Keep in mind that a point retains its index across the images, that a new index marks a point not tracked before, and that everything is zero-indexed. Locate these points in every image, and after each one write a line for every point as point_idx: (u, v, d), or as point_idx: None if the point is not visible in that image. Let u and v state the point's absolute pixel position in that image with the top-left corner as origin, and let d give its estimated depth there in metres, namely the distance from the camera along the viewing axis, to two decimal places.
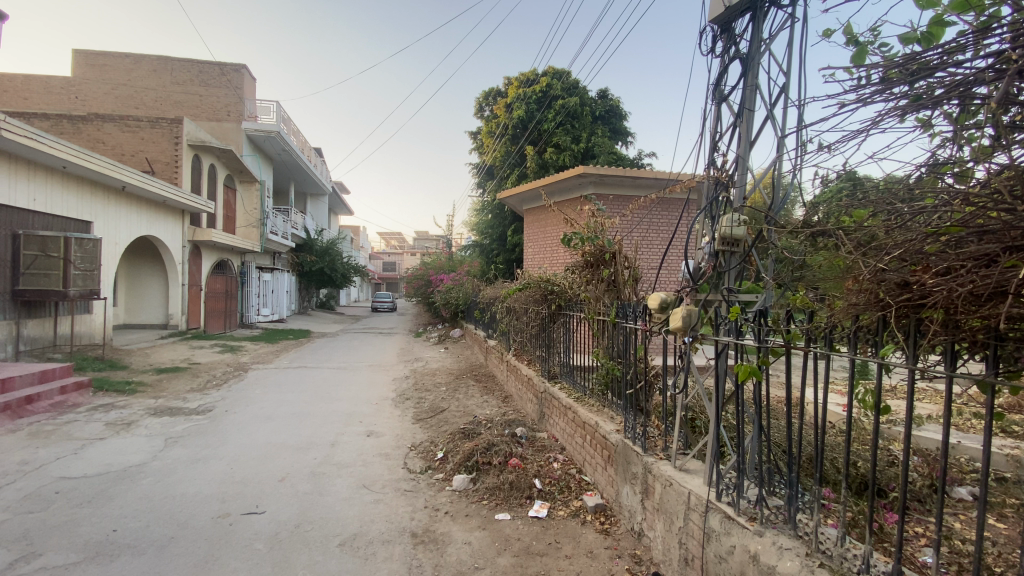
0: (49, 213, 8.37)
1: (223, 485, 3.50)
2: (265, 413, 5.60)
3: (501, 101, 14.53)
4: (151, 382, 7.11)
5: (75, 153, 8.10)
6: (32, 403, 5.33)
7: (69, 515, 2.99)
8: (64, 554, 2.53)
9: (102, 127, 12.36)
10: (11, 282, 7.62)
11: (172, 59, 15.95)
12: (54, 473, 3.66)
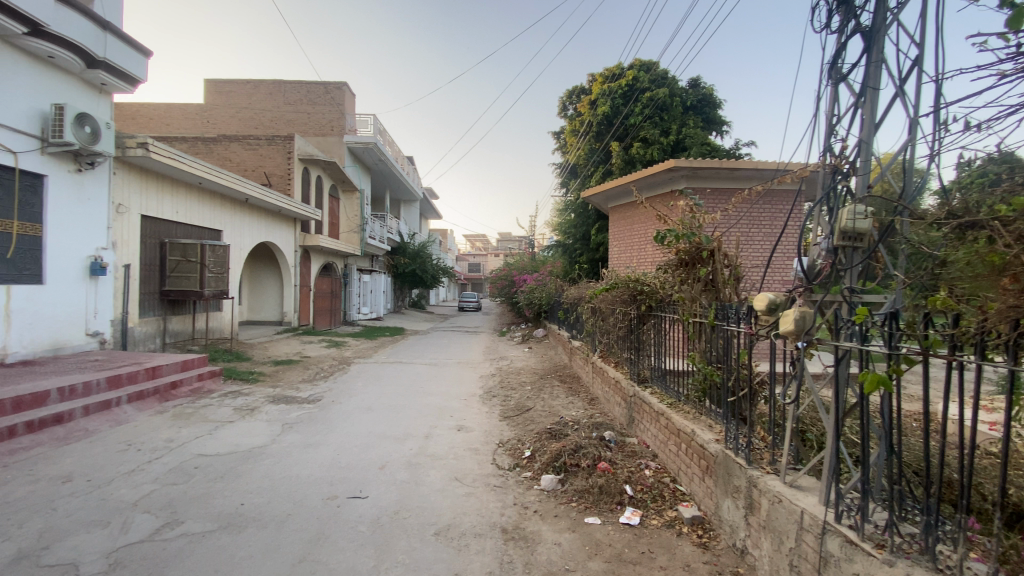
0: (189, 223, 9.67)
1: (331, 469, 3.81)
2: (365, 404, 6.02)
3: (585, 98, 14.37)
4: (269, 372, 7.94)
5: (208, 170, 9.28)
6: (176, 388, 6.18)
7: (205, 488, 3.42)
8: (201, 522, 2.90)
9: (229, 147, 14.02)
10: (159, 282, 8.95)
11: (284, 82, 17.65)
12: (193, 450, 4.21)
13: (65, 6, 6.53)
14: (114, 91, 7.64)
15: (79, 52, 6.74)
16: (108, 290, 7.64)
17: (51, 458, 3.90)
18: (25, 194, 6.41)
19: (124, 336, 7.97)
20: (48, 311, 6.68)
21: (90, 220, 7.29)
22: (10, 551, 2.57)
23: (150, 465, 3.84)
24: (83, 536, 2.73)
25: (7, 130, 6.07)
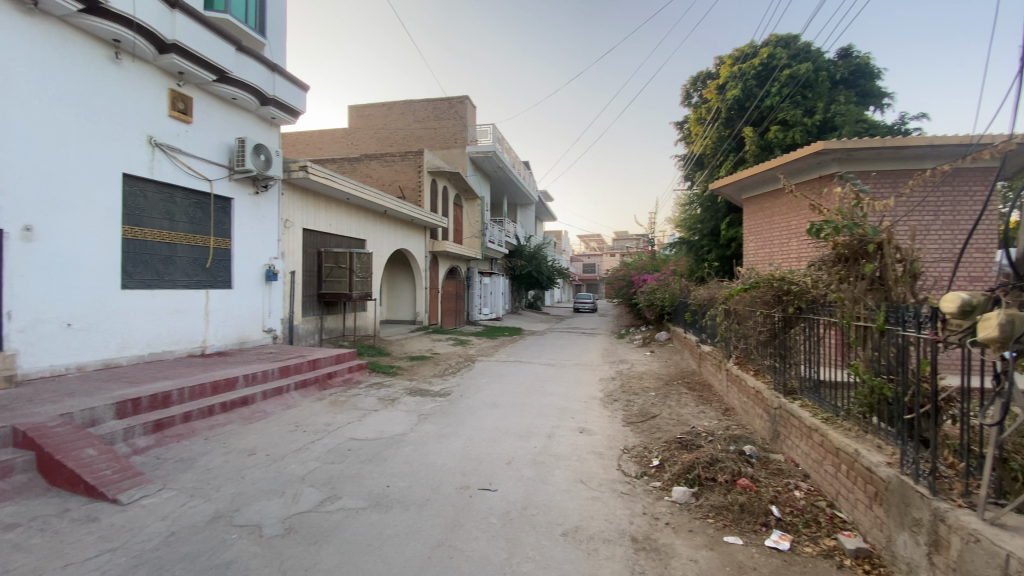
0: (339, 234, 10.99)
1: (462, 460, 4.04)
2: (491, 401, 6.28)
3: (712, 84, 13.43)
4: (406, 367, 8.67)
5: (355, 187, 10.42)
6: (331, 377, 7.04)
7: (356, 469, 3.84)
8: (354, 500, 3.27)
9: (369, 165, 15.62)
10: (317, 286, 10.27)
11: (414, 101, 19.14)
12: (346, 434, 4.76)
13: (243, 55, 7.77)
14: (280, 123, 8.95)
15: (254, 93, 8.00)
16: (278, 293, 9.00)
17: (240, 434, 4.69)
18: (219, 214, 7.80)
19: (290, 332, 9.30)
20: (235, 310, 8.06)
21: (264, 234, 8.63)
22: (214, 509, 3.14)
23: (313, 445, 4.42)
24: (265, 502, 3.24)
25: (205, 163, 7.44)
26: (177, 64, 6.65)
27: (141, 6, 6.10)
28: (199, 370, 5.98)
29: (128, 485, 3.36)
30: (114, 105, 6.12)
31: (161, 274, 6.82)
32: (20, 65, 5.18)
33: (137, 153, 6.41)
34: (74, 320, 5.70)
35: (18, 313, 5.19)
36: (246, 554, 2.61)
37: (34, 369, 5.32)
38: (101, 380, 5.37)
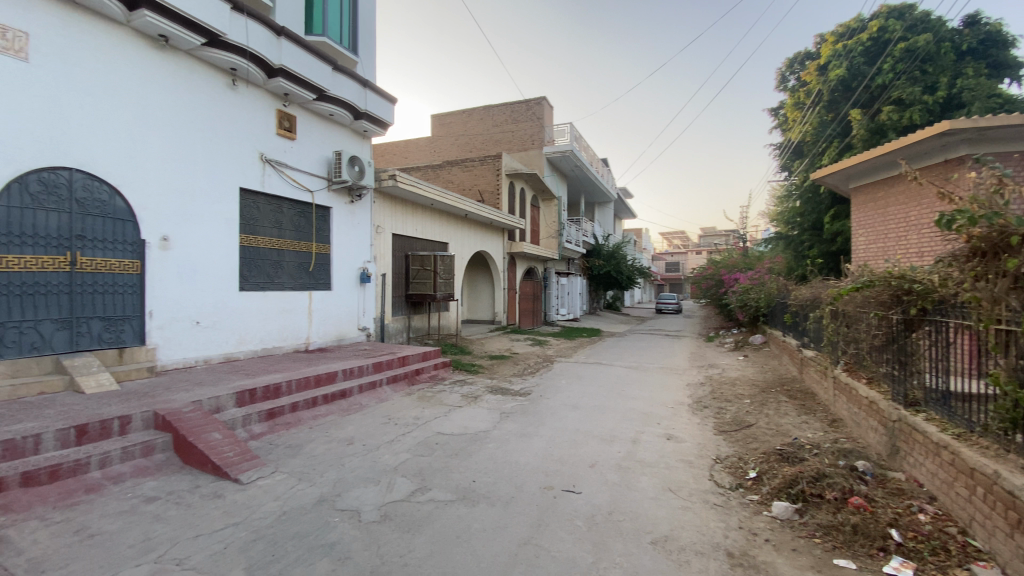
0: (425, 238, 11.51)
1: (545, 460, 4.07)
2: (572, 402, 6.25)
3: (811, 65, 12.34)
4: (488, 366, 8.87)
5: (439, 193, 10.84)
6: (419, 373, 7.37)
7: (444, 462, 4.00)
8: (443, 492, 3.41)
9: (450, 170, 16.17)
10: (405, 287, 10.82)
11: (492, 106, 19.50)
12: (434, 428, 4.98)
13: (339, 73, 8.36)
14: (372, 135, 9.54)
15: (349, 108, 8.60)
16: (371, 293, 9.60)
17: (339, 424, 5.07)
18: (320, 222, 8.49)
19: (381, 331, 9.88)
20: (334, 310, 8.72)
21: (358, 239, 9.26)
22: (319, 493, 3.42)
23: (404, 437, 4.67)
24: (363, 489, 3.47)
25: (308, 175, 8.14)
26: (283, 86, 7.33)
27: (253, 36, 6.80)
28: (304, 364, 6.54)
29: (247, 466, 3.76)
30: (232, 127, 6.88)
31: (271, 277, 7.55)
32: (159, 98, 5.97)
33: (251, 170, 7.16)
34: (202, 318, 6.48)
35: (160, 312, 6.01)
36: (348, 536, 2.82)
37: (171, 360, 6.13)
38: (224, 372, 6.06)
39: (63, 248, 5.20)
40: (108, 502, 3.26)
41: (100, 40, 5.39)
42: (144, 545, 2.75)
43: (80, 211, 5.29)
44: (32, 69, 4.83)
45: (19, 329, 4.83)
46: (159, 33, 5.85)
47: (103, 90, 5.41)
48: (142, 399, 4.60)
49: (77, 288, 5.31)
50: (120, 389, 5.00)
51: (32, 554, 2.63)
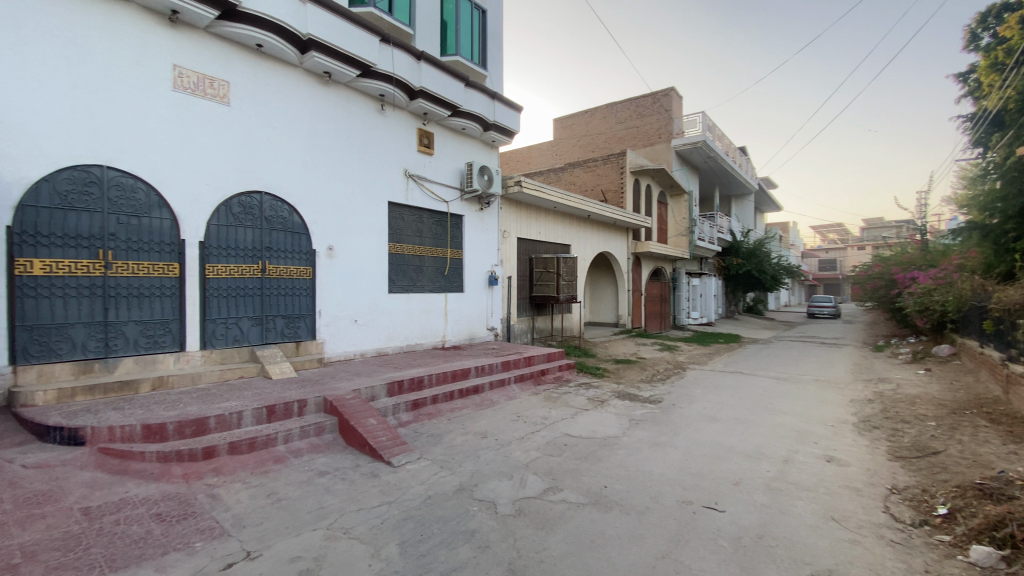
0: (549, 240, 11.71)
1: (682, 473, 3.87)
2: (709, 413, 5.84)
3: (1013, 16, 10.08)
4: (614, 370, 8.70)
5: (562, 196, 10.93)
6: (545, 374, 7.50)
7: (575, 464, 4.02)
8: (575, 494, 3.43)
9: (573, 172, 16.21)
10: (530, 288, 11.10)
11: (616, 102, 19.05)
12: (563, 429, 5.03)
13: (471, 88, 8.83)
14: (499, 144, 9.95)
15: (479, 120, 9.07)
16: (498, 295, 10.03)
17: (474, 418, 5.37)
18: (454, 229, 9.09)
19: (508, 331, 10.27)
20: (466, 310, 9.27)
21: (487, 243, 9.73)
22: (458, 482, 3.67)
23: (534, 436, 4.79)
24: (498, 482, 3.64)
25: (444, 186, 8.78)
26: (422, 106, 7.99)
27: (398, 63, 7.45)
28: (441, 361, 7.06)
29: (397, 451, 4.18)
30: (380, 147, 7.69)
31: (413, 280, 8.26)
32: (323, 126, 6.91)
33: (396, 184, 7.93)
34: (358, 317, 7.35)
35: (327, 311, 6.95)
36: (486, 526, 2.98)
37: (335, 353, 7.05)
38: (375, 365, 6.80)
39: (256, 258, 6.23)
40: (291, 472, 3.86)
41: (280, 82, 6.41)
42: (319, 513, 3.20)
43: (268, 227, 6.32)
44: (233, 112, 5.93)
45: (226, 324, 5.93)
46: (324, 70, 6.74)
47: (282, 125, 6.42)
48: (313, 386, 5.35)
49: (267, 291, 6.33)
50: (297, 376, 5.89)
51: (239, 510, 3.22)
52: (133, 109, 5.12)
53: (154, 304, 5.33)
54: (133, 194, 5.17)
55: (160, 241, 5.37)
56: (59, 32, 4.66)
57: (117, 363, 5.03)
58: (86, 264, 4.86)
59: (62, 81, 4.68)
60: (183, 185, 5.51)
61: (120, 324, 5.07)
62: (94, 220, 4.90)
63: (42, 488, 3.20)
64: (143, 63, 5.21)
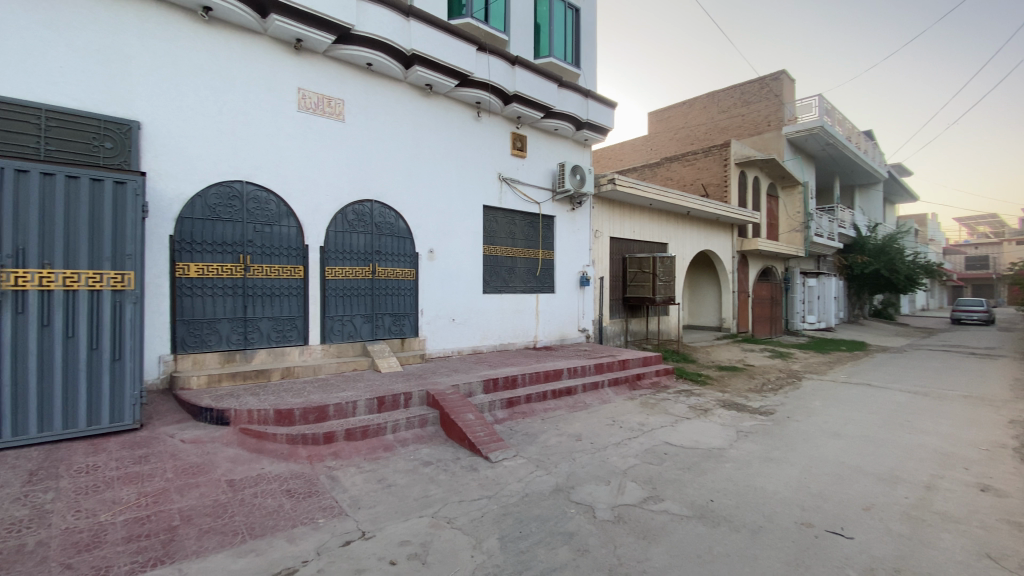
0: (644, 240, 11.33)
1: (800, 492, 3.55)
2: (830, 429, 5.29)
3: None
4: (717, 377, 8.20)
5: (659, 193, 10.48)
6: (641, 379, 7.24)
7: (677, 475, 3.86)
8: (678, 505, 3.30)
9: (670, 167, 15.54)
10: (624, 290, 10.81)
11: (717, 91, 17.90)
12: (662, 437, 4.85)
13: (564, 88, 8.80)
14: (592, 142, 9.83)
15: (572, 120, 9.03)
16: (591, 296, 9.92)
17: (568, 420, 5.37)
18: (546, 230, 9.16)
19: (601, 333, 10.12)
20: (559, 311, 9.29)
21: (579, 244, 9.67)
22: (555, 482, 3.69)
23: (631, 442, 4.68)
24: (595, 486, 3.61)
25: (536, 188, 8.87)
26: (517, 110, 8.14)
27: (494, 70, 7.65)
28: (534, 361, 7.15)
29: (494, 447, 4.30)
30: (477, 152, 7.97)
31: (506, 281, 8.46)
32: (424, 136, 7.31)
33: (491, 187, 8.17)
34: (456, 316, 7.67)
35: (428, 310, 7.34)
36: (585, 529, 2.97)
37: (435, 350, 7.42)
38: (472, 362, 7.06)
39: (367, 261, 6.73)
40: (398, 461, 4.13)
41: (387, 97, 6.89)
42: (424, 501, 3.39)
43: (377, 232, 6.82)
44: (346, 128, 6.49)
45: (342, 321, 6.49)
46: (425, 83, 7.12)
47: (388, 136, 6.90)
48: (416, 380, 5.68)
49: (377, 291, 6.82)
50: (402, 371, 6.29)
51: (355, 492, 3.52)
52: (266, 131, 5.81)
53: (283, 302, 5.99)
54: (266, 206, 5.85)
55: (288, 247, 6.02)
56: (209, 67, 5.42)
57: (254, 353, 5.72)
58: (230, 267, 5.59)
59: (211, 109, 5.43)
60: (305, 196, 6.14)
61: (256, 319, 5.77)
62: (236, 229, 5.62)
63: (198, 460, 3.74)
64: (273, 89, 5.88)
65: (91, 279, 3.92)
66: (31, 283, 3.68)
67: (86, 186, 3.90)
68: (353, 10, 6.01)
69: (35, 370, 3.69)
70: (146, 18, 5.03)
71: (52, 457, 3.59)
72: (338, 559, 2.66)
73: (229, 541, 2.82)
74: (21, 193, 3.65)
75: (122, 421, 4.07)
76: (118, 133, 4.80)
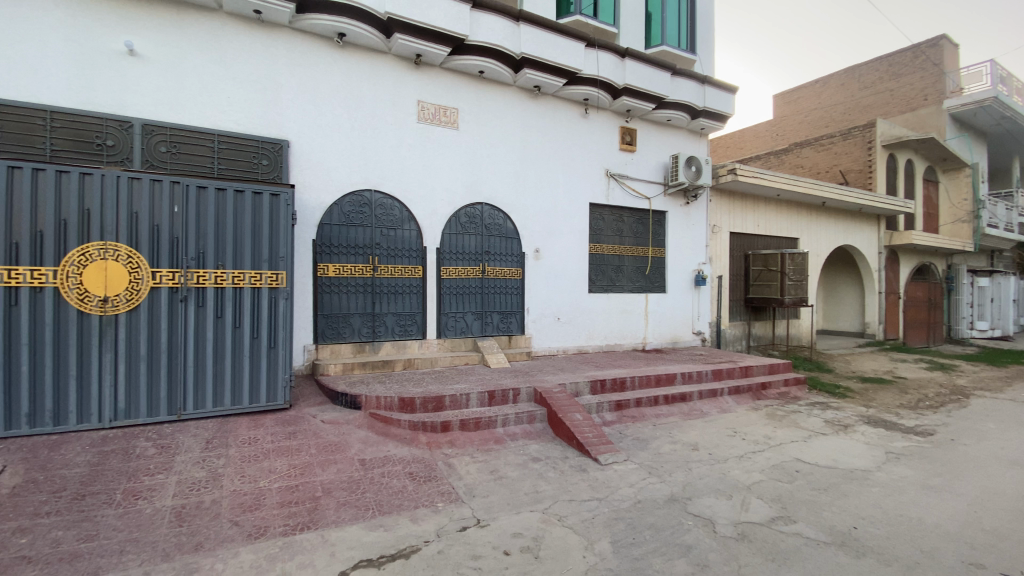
0: (769, 235, 10.38)
1: (970, 528, 3.02)
2: (1012, 457, 4.41)
3: None
4: (858, 389, 7.25)
5: (787, 181, 9.51)
6: (766, 389, 6.62)
7: (810, 496, 3.50)
8: (814, 530, 2.99)
9: (800, 154, 13.99)
10: (745, 291, 9.99)
11: (859, 65, 15.79)
12: (791, 453, 4.42)
13: (679, 76, 8.36)
14: (709, 131, 9.22)
15: (687, 109, 8.55)
16: (707, 297, 9.33)
17: (683, 427, 5.11)
18: (657, 227, 8.82)
19: (719, 337, 9.47)
20: (671, 312, 8.88)
21: (694, 241, 9.15)
22: (670, 491, 3.54)
23: (755, 456, 4.32)
24: (714, 499, 3.40)
25: (647, 183, 8.57)
26: (626, 103, 7.92)
27: (603, 64, 7.51)
28: (644, 363, 6.91)
29: (603, 449, 4.23)
30: (585, 150, 7.91)
31: (614, 280, 8.28)
32: (533, 137, 7.44)
33: (599, 184, 8.05)
34: (562, 315, 7.69)
35: (534, 308, 7.45)
36: (705, 544, 2.81)
37: (541, 348, 7.51)
38: (579, 362, 7.03)
39: (478, 261, 7.01)
40: (509, 454, 4.25)
41: (497, 102, 7.12)
42: (535, 496, 3.46)
43: (487, 233, 7.07)
44: (460, 134, 6.82)
45: (455, 318, 6.84)
46: (535, 84, 7.23)
47: (498, 140, 7.13)
48: (524, 377, 5.80)
49: (487, 289, 7.07)
50: (511, 367, 6.46)
51: (470, 480, 3.69)
52: (390, 141, 6.32)
53: (404, 299, 6.47)
54: (391, 211, 6.37)
55: (409, 249, 6.49)
56: (343, 88, 6.03)
57: (380, 345, 6.26)
58: (360, 267, 6.17)
59: (345, 126, 6.04)
60: (423, 200, 6.56)
61: (382, 315, 6.31)
62: (366, 233, 6.18)
63: (335, 439, 4.19)
64: (397, 103, 6.38)
65: (253, 278, 4.58)
66: (210, 282, 4.39)
67: (249, 199, 4.56)
68: (468, 21, 6.26)
69: (212, 353, 4.40)
70: (293, 49, 5.74)
71: (223, 428, 4.25)
72: (456, 543, 2.81)
73: (361, 515, 3.12)
74: (202, 205, 4.37)
75: (275, 401, 4.69)
76: (273, 152, 5.56)
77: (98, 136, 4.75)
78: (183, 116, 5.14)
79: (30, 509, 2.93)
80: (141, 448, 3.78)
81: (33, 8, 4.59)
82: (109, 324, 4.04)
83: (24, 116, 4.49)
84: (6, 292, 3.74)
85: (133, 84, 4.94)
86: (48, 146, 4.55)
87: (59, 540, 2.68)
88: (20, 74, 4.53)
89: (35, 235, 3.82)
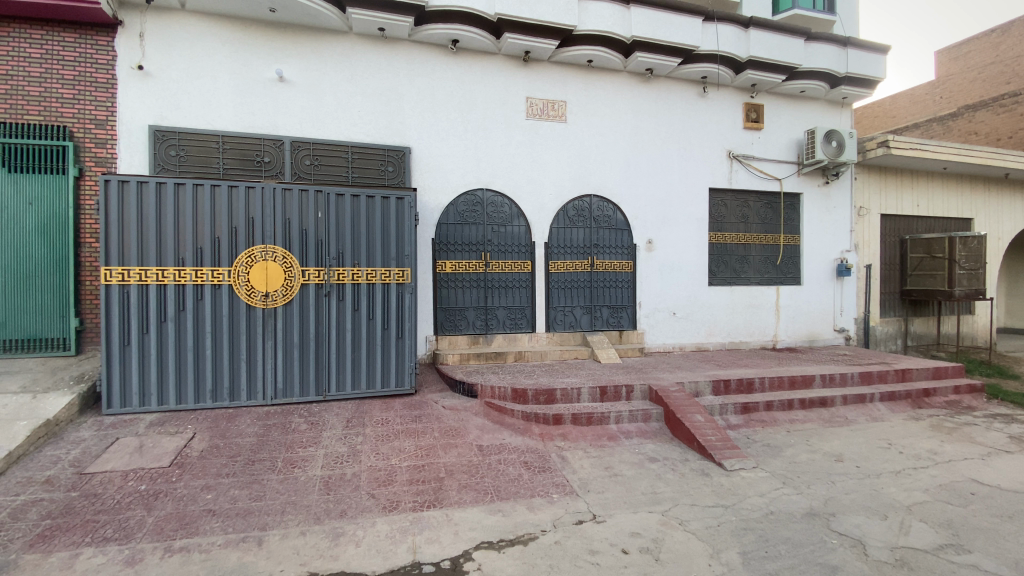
0: (932, 216, 8.86)
1: None
2: None
3: None
4: None
5: (957, 151, 7.98)
6: (930, 396, 5.67)
7: (991, 523, 2.95)
8: (994, 564, 2.53)
9: (974, 118, 12.11)
10: (900, 282, 8.64)
11: None
12: (964, 472, 3.75)
13: (814, 41, 7.43)
14: (854, 99, 8.09)
15: (825, 78, 7.59)
16: (851, 289, 8.23)
17: (823, 435, 4.58)
18: (789, 211, 7.99)
19: (866, 335, 8.31)
20: (806, 306, 7.99)
21: (834, 226, 8.12)
22: (808, 504, 3.21)
23: (917, 472, 3.73)
24: (863, 518, 3.01)
25: (776, 163, 7.79)
26: (751, 77, 7.25)
27: (724, 38, 6.93)
28: (774, 363, 6.30)
29: (728, 454, 3.94)
30: (703, 132, 7.40)
31: (737, 272, 7.67)
32: (645, 122, 7.14)
33: (719, 167, 7.49)
34: (678, 310, 7.31)
35: (647, 303, 7.17)
36: (853, 567, 2.51)
37: (656, 344, 7.21)
38: (697, 360, 6.62)
39: (586, 254, 6.93)
40: (624, 451, 4.17)
41: (608, 90, 6.97)
42: (653, 497, 3.34)
43: (596, 226, 6.95)
44: (569, 126, 6.80)
45: (564, 311, 6.85)
46: (646, 68, 6.93)
47: (608, 129, 6.97)
48: (638, 374, 5.62)
49: (596, 283, 6.96)
50: (622, 363, 6.29)
51: (584, 474, 3.68)
52: (501, 140, 6.50)
53: (515, 293, 6.62)
54: (501, 208, 6.55)
55: (518, 245, 6.62)
56: (457, 92, 6.32)
57: (492, 338, 6.48)
58: (474, 263, 6.44)
59: (459, 128, 6.33)
60: (533, 196, 6.65)
61: (494, 308, 6.54)
62: (479, 231, 6.44)
63: (455, 424, 4.46)
64: (507, 102, 6.53)
65: (383, 275, 5.02)
66: (348, 278, 4.89)
67: (379, 204, 4.99)
68: (576, 11, 6.18)
69: (350, 342, 4.91)
70: (413, 61, 6.14)
71: (360, 410, 4.73)
72: (573, 536, 2.83)
73: (481, 498, 3.27)
74: (340, 210, 4.87)
75: (403, 386, 5.11)
76: (396, 158, 6.02)
77: (258, 154, 5.56)
78: (322, 131, 5.78)
79: (215, 470, 3.53)
80: (296, 424, 4.35)
81: (206, 50, 5.47)
82: (270, 316, 4.70)
83: (203, 142, 5.41)
84: (194, 289, 4.52)
85: (283, 105, 5.67)
86: (222, 166, 5.44)
87: (236, 497, 3.19)
88: (199, 107, 5.43)
89: (214, 241, 4.56)
